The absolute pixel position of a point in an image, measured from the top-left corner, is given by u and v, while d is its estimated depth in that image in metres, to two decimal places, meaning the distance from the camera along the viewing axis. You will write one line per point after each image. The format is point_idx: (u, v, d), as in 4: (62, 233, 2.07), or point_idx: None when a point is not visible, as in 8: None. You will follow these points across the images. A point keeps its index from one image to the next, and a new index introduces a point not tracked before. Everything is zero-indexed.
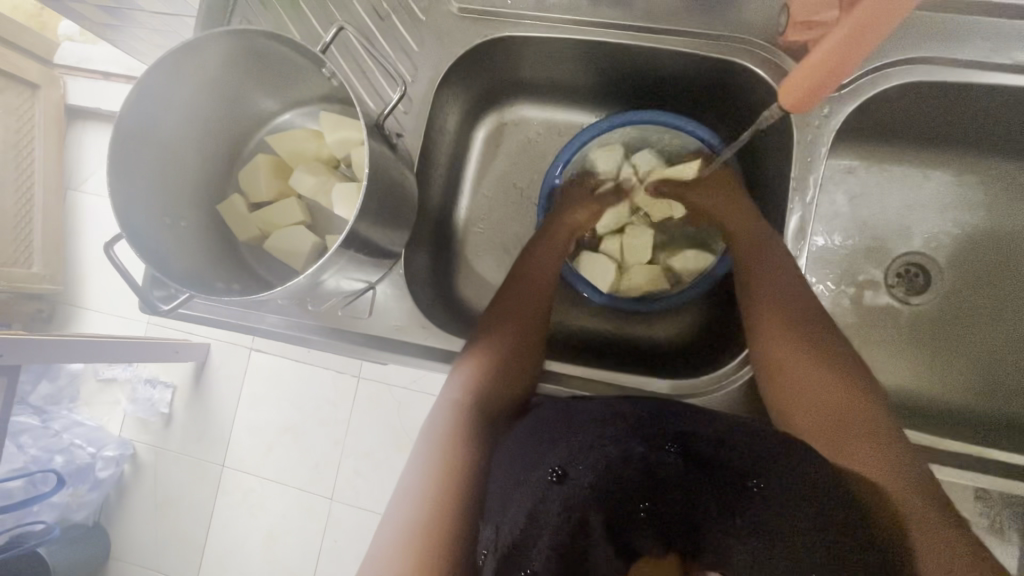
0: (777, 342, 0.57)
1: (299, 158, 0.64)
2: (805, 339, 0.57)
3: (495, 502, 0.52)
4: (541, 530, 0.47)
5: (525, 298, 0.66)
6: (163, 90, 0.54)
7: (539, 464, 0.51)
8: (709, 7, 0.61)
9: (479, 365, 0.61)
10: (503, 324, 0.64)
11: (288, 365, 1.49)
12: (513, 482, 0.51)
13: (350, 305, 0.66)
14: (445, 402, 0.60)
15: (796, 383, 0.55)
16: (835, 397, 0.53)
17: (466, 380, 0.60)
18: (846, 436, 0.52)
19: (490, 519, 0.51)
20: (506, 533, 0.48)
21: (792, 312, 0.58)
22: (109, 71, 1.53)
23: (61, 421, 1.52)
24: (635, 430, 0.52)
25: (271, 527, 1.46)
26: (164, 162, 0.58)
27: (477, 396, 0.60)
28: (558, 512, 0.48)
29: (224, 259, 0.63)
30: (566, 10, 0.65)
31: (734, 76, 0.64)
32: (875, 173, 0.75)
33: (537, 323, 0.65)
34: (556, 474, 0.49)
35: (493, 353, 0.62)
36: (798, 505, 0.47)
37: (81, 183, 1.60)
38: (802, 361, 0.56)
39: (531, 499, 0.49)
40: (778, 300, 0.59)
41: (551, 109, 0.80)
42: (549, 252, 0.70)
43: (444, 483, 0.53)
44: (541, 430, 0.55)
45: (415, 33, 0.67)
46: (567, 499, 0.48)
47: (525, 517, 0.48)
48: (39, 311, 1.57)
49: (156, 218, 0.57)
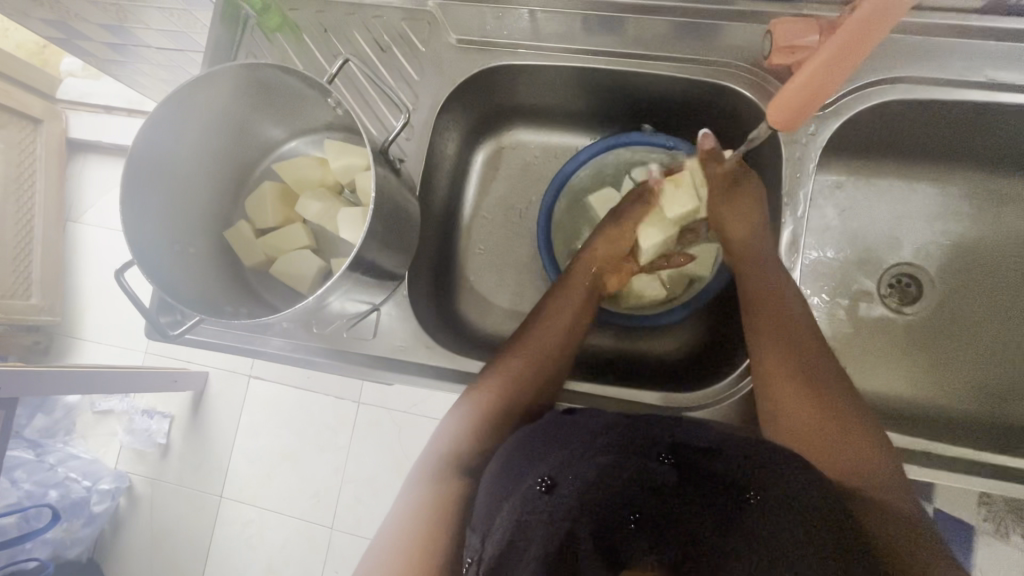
0: (773, 358, 0.58)
1: (304, 185, 0.65)
2: (799, 352, 0.58)
3: (480, 510, 0.52)
4: (529, 540, 0.48)
5: (534, 353, 0.64)
6: (177, 121, 0.55)
7: (527, 473, 0.51)
8: (697, 34, 0.65)
9: (490, 411, 0.60)
10: (508, 361, 0.63)
11: (287, 391, 1.49)
12: (499, 493, 0.51)
13: (354, 327, 0.67)
14: (446, 429, 0.61)
15: (787, 392, 0.56)
16: (824, 409, 0.54)
17: (471, 415, 0.61)
18: (833, 446, 0.53)
19: (476, 527, 0.51)
20: (492, 544, 0.48)
21: (790, 326, 0.59)
22: (111, 105, 1.56)
23: (56, 455, 1.50)
24: (633, 443, 0.52)
25: (270, 558, 1.43)
26: (175, 189, 0.59)
27: (480, 432, 0.60)
28: (545, 523, 0.48)
29: (231, 282, 0.64)
30: (561, 38, 0.68)
31: (724, 99, 0.67)
32: (863, 188, 0.77)
33: (546, 361, 0.63)
34: (545, 484, 0.49)
35: (496, 389, 0.61)
36: (791, 515, 0.47)
37: (80, 215, 1.62)
38: (798, 377, 0.56)
39: (519, 508, 0.48)
40: (776, 314, 0.60)
41: (548, 133, 0.82)
42: (571, 292, 0.68)
43: (437, 502, 0.55)
44: (531, 440, 0.54)
45: (415, 63, 0.69)
46: (557, 510, 0.48)
47: (511, 526, 0.48)
48: (36, 342, 1.57)
49: (166, 244, 0.58)
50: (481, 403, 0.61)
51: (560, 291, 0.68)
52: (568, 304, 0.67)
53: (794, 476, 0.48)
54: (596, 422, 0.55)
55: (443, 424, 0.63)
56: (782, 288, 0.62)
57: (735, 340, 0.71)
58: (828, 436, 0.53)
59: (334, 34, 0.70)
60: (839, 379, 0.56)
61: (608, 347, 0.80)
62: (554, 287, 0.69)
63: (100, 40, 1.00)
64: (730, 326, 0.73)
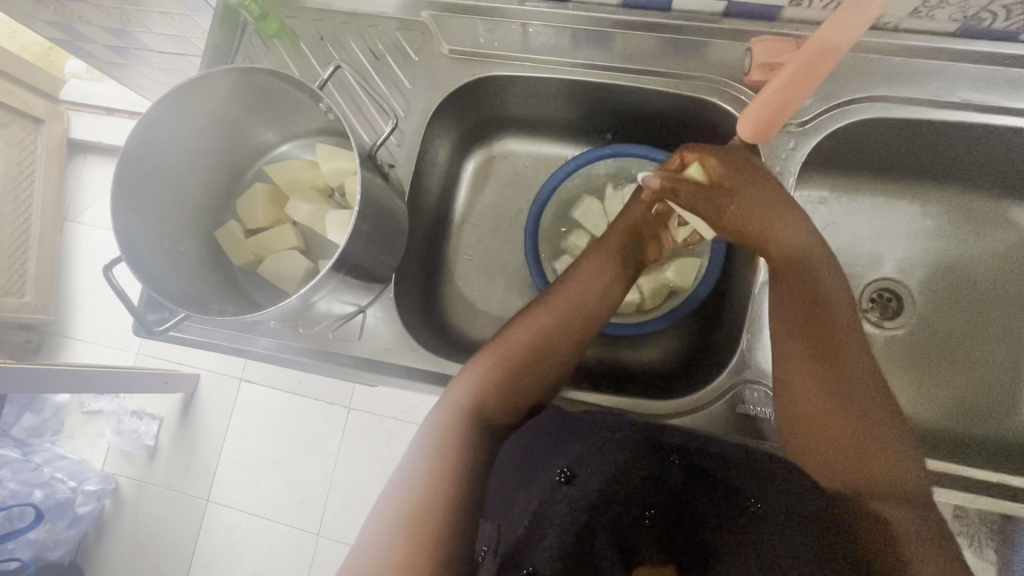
0: (806, 378, 0.56)
1: (295, 187, 0.66)
2: (832, 372, 0.55)
3: (495, 500, 0.58)
4: (546, 528, 0.51)
5: (559, 322, 0.62)
6: (172, 121, 0.57)
7: (548, 466, 0.55)
8: (682, 50, 0.66)
9: (507, 368, 0.60)
10: (530, 327, 0.62)
11: (277, 395, 1.49)
12: (516, 484, 0.56)
13: (341, 328, 0.68)
14: (449, 403, 0.59)
15: (814, 414, 0.55)
16: (852, 432, 0.53)
17: (475, 385, 0.59)
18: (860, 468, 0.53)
19: (490, 517, 0.57)
20: (509, 534, 0.53)
21: (826, 344, 0.56)
22: (113, 107, 1.59)
23: (42, 454, 1.48)
24: (648, 442, 0.55)
25: (255, 564, 1.43)
26: (167, 188, 0.61)
27: (489, 403, 0.59)
28: (564, 511, 0.51)
29: (219, 282, 0.65)
30: (551, 50, 0.69)
31: (707, 113, 0.69)
32: (846, 204, 0.79)
33: (567, 337, 0.62)
34: (564, 475, 0.53)
35: (508, 356, 0.60)
36: (799, 518, 0.48)
37: (78, 215, 1.64)
38: (826, 398, 0.55)
39: (539, 497, 0.53)
40: (812, 330, 0.57)
41: (538, 144, 0.84)
42: (601, 267, 0.65)
43: (435, 496, 0.53)
44: (543, 435, 0.59)
45: (409, 72, 0.71)
46: (575, 500, 0.52)
47: (530, 515, 0.52)
48: (27, 341, 1.58)
49: (155, 241, 0.59)
50: (501, 358, 0.60)
51: (594, 264, 0.65)
52: (599, 272, 0.65)
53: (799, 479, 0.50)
54: (608, 421, 0.57)
55: (445, 395, 0.61)
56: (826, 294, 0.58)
57: (717, 351, 0.73)
58: (856, 457, 0.53)
59: (330, 42, 0.72)
60: (878, 396, 0.54)
61: (596, 354, 0.81)
62: (589, 249, 0.68)
63: (103, 42, 1.01)
64: (713, 337, 0.75)
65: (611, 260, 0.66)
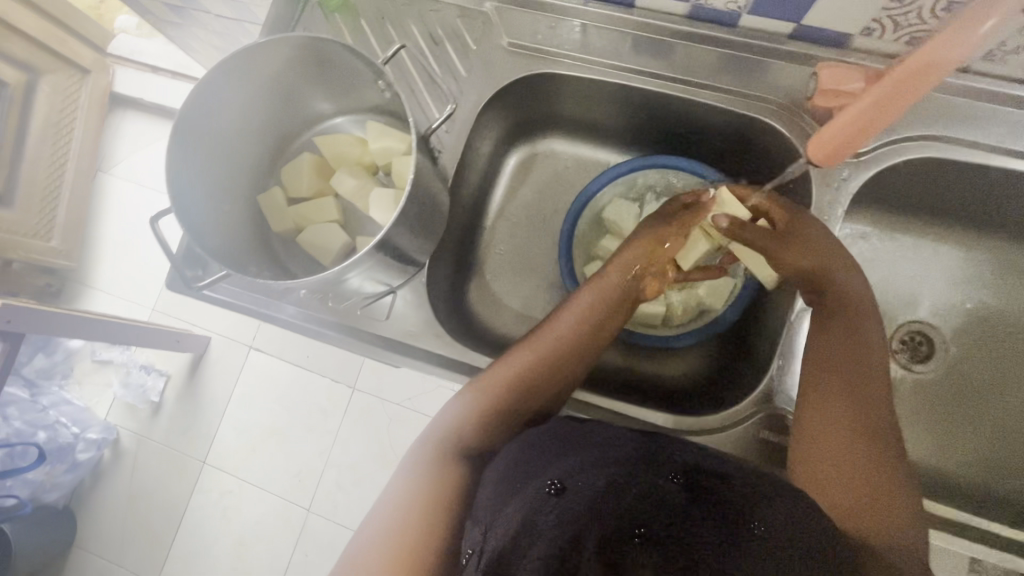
0: (824, 407, 0.56)
1: (341, 161, 0.66)
2: (857, 401, 0.55)
3: (483, 503, 0.55)
4: (534, 536, 0.49)
5: (547, 351, 0.62)
6: (232, 84, 0.57)
7: (538, 475, 0.53)
8: (744, 69, 0.66)
9: (497, 398, 0.61)
10: (520, 356, 0.62)
11: (283, 367, 1.51)
12: (505, 491, 0.53)
13: (369, 306, 0.68)
14: (445, 422, 0.62)
15: (830, 438, 0.54)
16: (865, 459, 0.53)
17: (471, 407, 0.61)
18: (872, 494, 0.52)
19: (477, 521, 0.54)
20: (495, 539, 0.50)
21: (850, 374, 0.56)
22: (158, 66, 1.63)
23: (49, 398, 1.51)
24: (646, 461, 0.55)
25: (242, 532, 1.45)
26: (219, 149, 0.61)
27: (480, 428, 0.61)
28: (552, 523, 0.49)
29: (257, 245, 0.65)
30: (611, 55, 0.69)
31: (762, 135, 0.68)
32: (887, 242, 0.78)
33: (555, 369, 0.62)
34: (555, 487, 0.51)
35: (499, 384, 0.61)
36: (792, 541, 0.48)
37: (111, 167, 1.68)
38: (847, 425, 0.54)
39: (527, 506, 0.51)
40: (836, 361, 0.57)
41: (581, 147, 0.84)
42: (592, 299, 0.64)
43: (427, 500, 0.56)
44: (541, 445, 0.57)
45: (465, 60, 0.71)
46: (563, 513, 0.50)
47: (518, 523, 0.50)
48: (48, 285, 1.61)
49: (202, 199, 0.59)
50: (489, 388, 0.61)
51: (588, 297, 0.65)
52: (590, 307, 0.64)
53: (788, 500, 0.50)
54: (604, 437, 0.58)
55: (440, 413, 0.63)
56: (859, 325, 0.58)
57: (741, 376, 0.72)
58: (869, 483, 0.52)
59: (389, 23, 0.72)
60: (892, 439, 0.54)
61: (615, 363, 0.81)
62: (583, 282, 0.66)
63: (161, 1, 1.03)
64: (738, 361, 0.75)
65: (604, 291, 0.65)
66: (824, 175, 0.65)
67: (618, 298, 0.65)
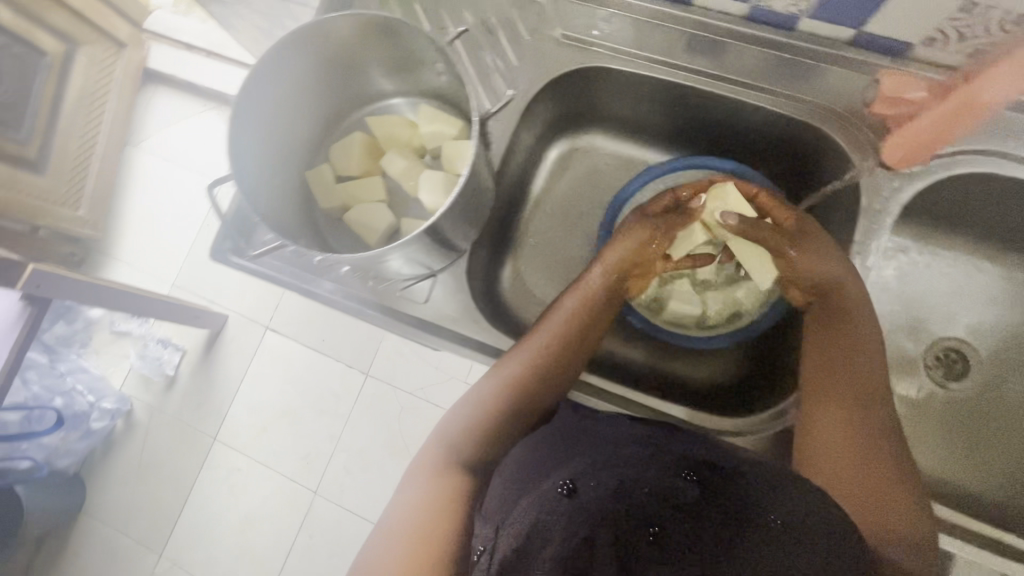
0: (823, 408, 0.58)
1: (391, 143, 0.67)
2: (850, 403, 0.57)
3: (493, 503, 0.55)
4: (546, 537, 0.49)
5: (538, 353, 0.64)
6: (295, 58, 0.57)
7: (550, 476, 0.54)
8: (799, 74, 0.66)
9: (496, 403, 0.64)
10: (512, 361, 0.64)
11: (298, 349, 1.52)
12: (517, 491, 0.54)
13: (409, 288, 0.69)
14: (447, 432, 0.64)
15: (827, 437, 0.57)
16: (860, 454, 0.55)
17: (470, 415, 0.64)
18: (869, 487, 0.54)
19: (487, 518, 0.54)
20: (508, 539, 0.50)
21: (844, 378, 0.58)
22: (193, 44, 1.66)
23: (67, 363, 1.52)
24: (657, 461, 0.55)
25: (248, 510, 1.46)
26: (277, 122, 0.61)
27: (481, 437, 0.62)
28: (563, 524, 0.50)
29: (304, 219, 0.65)
30: (665, 52, 0.69)
31: (811, 141, 0.68)
32: (926, 256, 0.77)
33: (547, 370, 0.64)
34: (566, 488, 0.52)
35: (493, 389, 0.64)
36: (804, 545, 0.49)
37: (141, 142, 1.71)
38: (843, 425, 0.56)
39: (539, 508, 0.51)
40: (829, 366, 0.59)
41: (623, 144, 0.84)
42: (578, 299, 0.66)
43: (434, 503, 0.58)
44: (554, 445, 0.60)
45: (517, 49, 0.71)
46: (575, 513, 0.50)
47: (530, 523, 0.50)
48: (72, 254, 1.62)
49: (259, 171, 0.60)
50: (487, 398, 0.64)
51: (573, 297, 0.66)
52: (578, 308, 0.66)
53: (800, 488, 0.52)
54: (618, 433, 0.60)
55: (440, 426, 0.66)
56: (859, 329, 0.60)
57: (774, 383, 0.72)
58: (865, 478, 0.54)
59: (442, 8, 0.72)
60: (889, 435, 0.56)
61: (642, 362, 0.82)
62: (567, 288, 0.68)
63: None
64: (771, 368, 0.75)
65: (588, 290, 0.67)
66: (875, 185, 0.65)
67: (603, 295, 0.67)
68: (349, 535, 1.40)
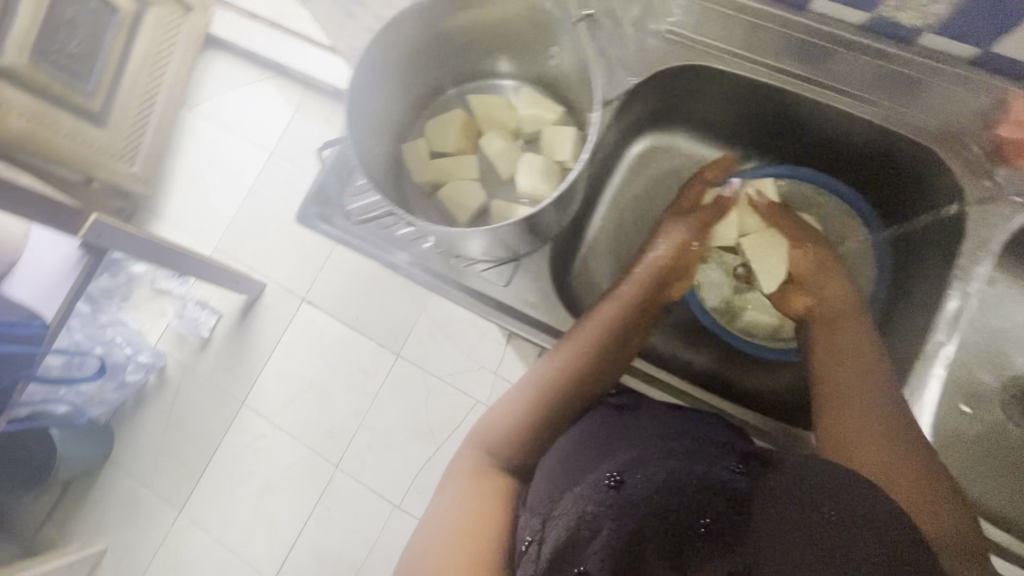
0: (851, 410, 0.59)
1: (489, 121, 0.68)
2: (875, 403, 0.59)
3: (535, 496, 0.56)
4: (594, 529, 0.53)
5: (575, 354, 0.66)
6: (414, 29, 0.58)
7: (595, 468, 0.56)
8: (912, 89, 0.65)
9: (540, 401, 0.65)
10: (549, 360, 0.67)
11: (331, 324, 1.54)
12: (563, 481, 0.56)
13: (492, 269, 0.69)
14: (489, 430, 0.66)
15: (859, 434, 0.57)
16: (896, 450, 0.56)
17: (510, 413, 0.66)
18: (910, 482, 0.54)
19: (533, 511, 0.55)
20: (557, 531, 0.52)
21: (868, 382, 0.60)
22: (258, 14, 1.69)
23: (108, 316, 1.59)
24: (698, 453, 0.57)
25: (268, 478, 1.48)
26: (385, 92, 0.62)
27: (520, 435, 0.65)
28: (611, 516, 0.53)
29: (398, 191, 0.65)
30: (772, 56, 0.68)
31: (913, 160, 0.67)
32: (1013, 289, 0.75)
33: (582, 371, 0.65)
34: (613, 480, 0.54)
35: (530, 386, 0.66)
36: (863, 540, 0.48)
37: (196, 105, 1.73)
38: (874, 425, 0.57)
39: (587, 500, 0.53)
40: (857, 374, 0.61)
41: (707, 146, 0.83)
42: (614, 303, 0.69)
43: (478, 500, 0.59)
44: (597, 433, 0.61)
45: (617, 41, 0.70)
46: (621, 506, 0.53)
47: (576, 518, 0.53)
48: (121, 209, 1.65)
49: (366, 139, 0.60)
50: (524, 395, 0.66)
51: (610, 302, 0.69)
52: (616, 311, 0.68)
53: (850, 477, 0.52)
54: (660, 421, 0.62)
55: (477, 427, 0.67)
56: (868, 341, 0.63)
57: None
58: (906, 473, 0.54)
59: None
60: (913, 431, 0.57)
61: (707, 367, 0.82)
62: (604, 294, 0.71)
63: None
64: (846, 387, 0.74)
65: (624, 294, 0.70)
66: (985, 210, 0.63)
67: (639, 299, 0.70)
68: (367, 510, 1.42)
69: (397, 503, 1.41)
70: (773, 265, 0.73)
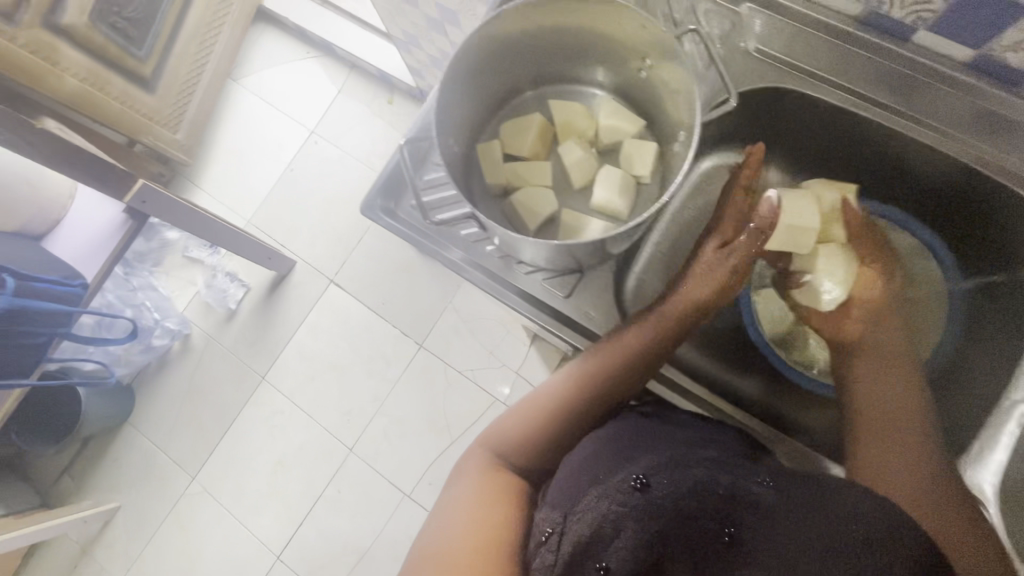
0: (875, 432, 0.60)
1: (567, 130, 0.67)
2: (900, 427, 0.60)
3: (556, 492, 0.55)
4: (616, 529, 0.51)
5: (595, 371, 0.64)
6: (512, 31, 0.57)
7: (620, 469, 0.54)
8: (1001, 134, 0.64)
9: (559, 411, 0.64)
10: (569, 372, 0.65)
11: (357, 308, 1.54)
12: (587, 480, 0.54)
13: (554, 279, 0.68)
14: (508, 432, 0.65)
15: (879, 456, 0.59)
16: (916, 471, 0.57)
17: (525, 417, 0.65)
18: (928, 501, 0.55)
19: (552, 505, 0.54)
20: (582, 527, 0.51)
21: (894, 409, 0.61)
22: None
23: (139, 280, 1.57)
24: (727, 464, 0.55)
25: (284, 454, 1.49)
26: (469, 90, 0.61)
27: (536, 438, 0.64)
28: (635, 518, 0.51)
29: (467, 190, 0.65)
30: (863, 85, 0.67)
31: (996, 206, 0.66)
32: None
33: (601, 388, 0.64)
34: (638, 482, 0.53)
35: (549, 394, 0.65)
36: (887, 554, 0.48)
37: (243, 78, 1.73)
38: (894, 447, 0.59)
39: (610, 499, 0.52)
40: (881, 397, 0.62)
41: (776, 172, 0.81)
42: (646, 327, 0.64)
43: (495, 497, 0.59)
44: (626, 436, 0.60)
45: (705, 55, 0.68)
46: (644, 507, 0.51)
47: (599, 516, 0.51)
48: (160, 174, 1.65)
49: (448, 135, 0.60)
50: (541, 402, 0.65)
51: (642, 324, 0.64)
52: (647, 336, 0.64)
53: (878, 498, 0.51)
54: (693, 433, 0.60)
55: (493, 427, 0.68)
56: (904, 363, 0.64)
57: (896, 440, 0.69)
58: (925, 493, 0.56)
59: None
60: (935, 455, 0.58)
61: (754, 396, 0.78)
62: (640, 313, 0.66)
63: None
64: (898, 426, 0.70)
65: (657, 318, 0.65)
66: None
67: (673, 328, 0.65)
68: (378, 496, 1.42)
69: (408, 492, 1.41)
70: (838, 276, 0.70)
